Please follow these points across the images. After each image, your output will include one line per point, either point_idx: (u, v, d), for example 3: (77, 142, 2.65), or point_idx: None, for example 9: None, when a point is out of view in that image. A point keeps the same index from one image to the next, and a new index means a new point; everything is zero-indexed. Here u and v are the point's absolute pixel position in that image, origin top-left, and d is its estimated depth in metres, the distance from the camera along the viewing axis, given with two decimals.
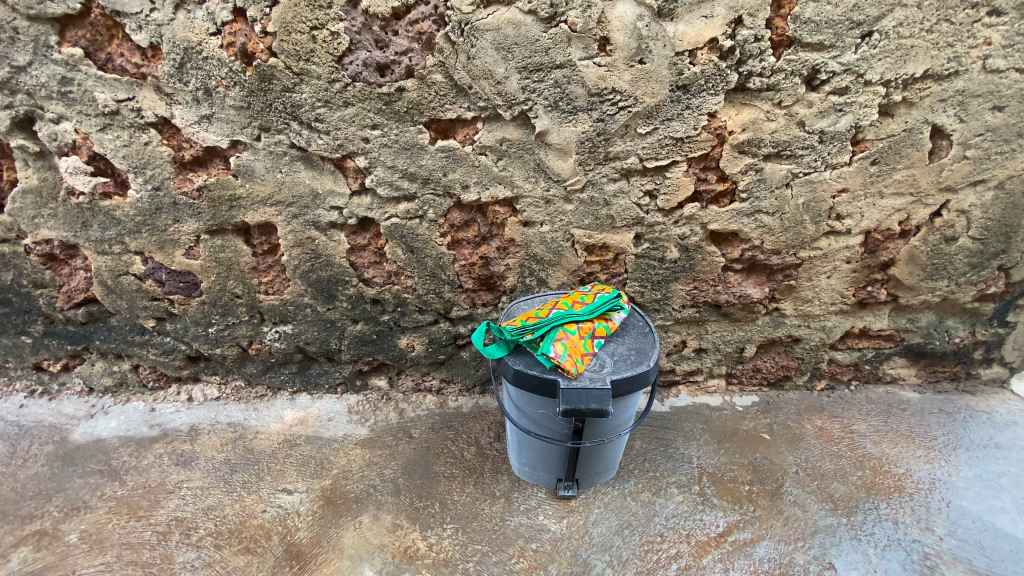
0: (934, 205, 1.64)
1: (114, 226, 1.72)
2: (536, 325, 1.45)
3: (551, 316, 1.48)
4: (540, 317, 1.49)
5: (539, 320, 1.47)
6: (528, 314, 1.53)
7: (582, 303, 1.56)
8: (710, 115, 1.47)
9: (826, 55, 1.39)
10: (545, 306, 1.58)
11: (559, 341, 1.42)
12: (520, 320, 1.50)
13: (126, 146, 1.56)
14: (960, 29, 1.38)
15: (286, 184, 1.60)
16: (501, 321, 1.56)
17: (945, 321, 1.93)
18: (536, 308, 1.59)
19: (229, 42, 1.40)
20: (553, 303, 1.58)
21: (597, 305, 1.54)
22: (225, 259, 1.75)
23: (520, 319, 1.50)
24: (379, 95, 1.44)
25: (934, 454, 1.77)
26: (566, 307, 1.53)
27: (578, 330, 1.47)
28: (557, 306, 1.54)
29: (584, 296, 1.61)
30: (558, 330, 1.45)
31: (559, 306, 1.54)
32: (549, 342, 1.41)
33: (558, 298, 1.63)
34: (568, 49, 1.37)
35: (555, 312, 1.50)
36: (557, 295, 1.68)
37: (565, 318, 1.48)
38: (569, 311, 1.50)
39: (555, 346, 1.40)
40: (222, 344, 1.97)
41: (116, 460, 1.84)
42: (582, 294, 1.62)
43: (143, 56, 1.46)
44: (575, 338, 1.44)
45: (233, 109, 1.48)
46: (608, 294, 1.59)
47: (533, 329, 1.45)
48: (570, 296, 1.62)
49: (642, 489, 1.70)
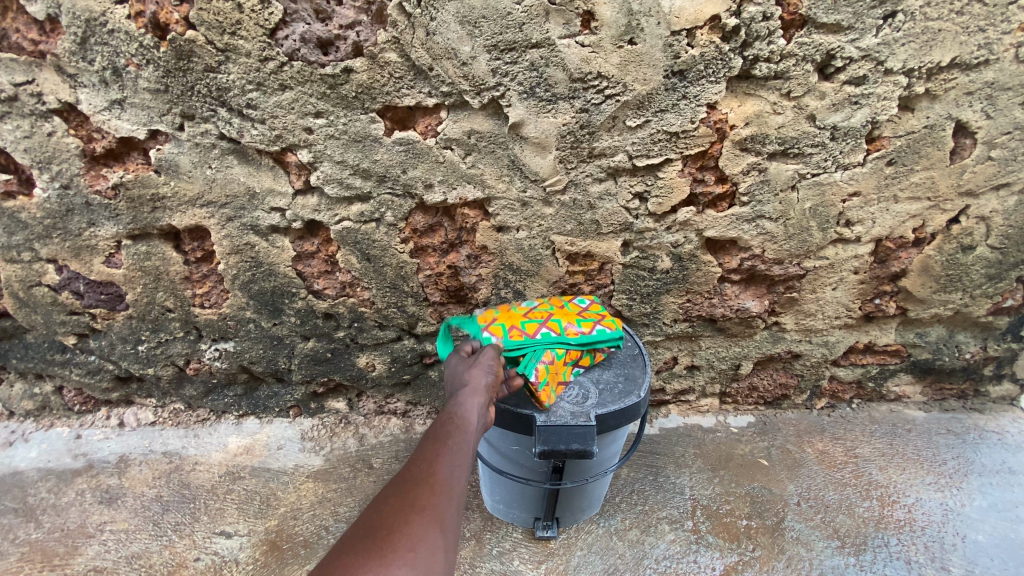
0: (952, 211, 1.48)
1: (20, 230, 1.47)
2: (517, 344, 1.21)
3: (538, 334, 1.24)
4: (525, 335, 1.24)
5: (521, 338, 1.23)
6: (512, 318, 1.30)
7: (577, 325, 1.29)
8: (710, 106, 1.28)
9: (843, 39, 1.21)
10: (531, 314, 1.32)
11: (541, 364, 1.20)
12: (498, 330, 1.25)
13: (27, 137, 1.33)
14: (992, 11, 1.21)
15: (218, 181, 1.36)
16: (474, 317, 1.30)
17: (955, 335, 1.77)
18: (523, 307, 1.36)
19: (138, 11, 1.16)
20: (543, 314, 1.32)
21: (594, 337, 1.27)
22: (153, 267, 1.52)
23: (499, 329, 1.25)
24: (323, 76, 1.21)
25: (945, 481, 1.62)
26: (559, 323, 1.29)
27: (565, 355, 1.24)
28: (548, 322, 1.28)
29: (581, 313, 1.34)
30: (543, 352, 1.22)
31: (550, 323, 1.28)
32: (531, 363, 1.18)
33: (548, 306, 1.37)
34: (545, 25, 1.17)
35: (543, 333, 1.24)
36: (547, 300, 1.41)
37: (553, 343, 1.23)
38: (560, 336, 1.25)
39: (535, 370, 1.18)
40: (155, 363, 1.72)
41: (32, 497, 1.61)
42: (577, 311, 1.36)
43: (40, 31, 1.22)
44: (559, 363, 1.22)
45: (148, 92, 1.24)
46: (609, 325, 1.31)
47: (513, 348, 1.21)
48: (563, 309, 1.35)
49: (629, 527, 1.52)
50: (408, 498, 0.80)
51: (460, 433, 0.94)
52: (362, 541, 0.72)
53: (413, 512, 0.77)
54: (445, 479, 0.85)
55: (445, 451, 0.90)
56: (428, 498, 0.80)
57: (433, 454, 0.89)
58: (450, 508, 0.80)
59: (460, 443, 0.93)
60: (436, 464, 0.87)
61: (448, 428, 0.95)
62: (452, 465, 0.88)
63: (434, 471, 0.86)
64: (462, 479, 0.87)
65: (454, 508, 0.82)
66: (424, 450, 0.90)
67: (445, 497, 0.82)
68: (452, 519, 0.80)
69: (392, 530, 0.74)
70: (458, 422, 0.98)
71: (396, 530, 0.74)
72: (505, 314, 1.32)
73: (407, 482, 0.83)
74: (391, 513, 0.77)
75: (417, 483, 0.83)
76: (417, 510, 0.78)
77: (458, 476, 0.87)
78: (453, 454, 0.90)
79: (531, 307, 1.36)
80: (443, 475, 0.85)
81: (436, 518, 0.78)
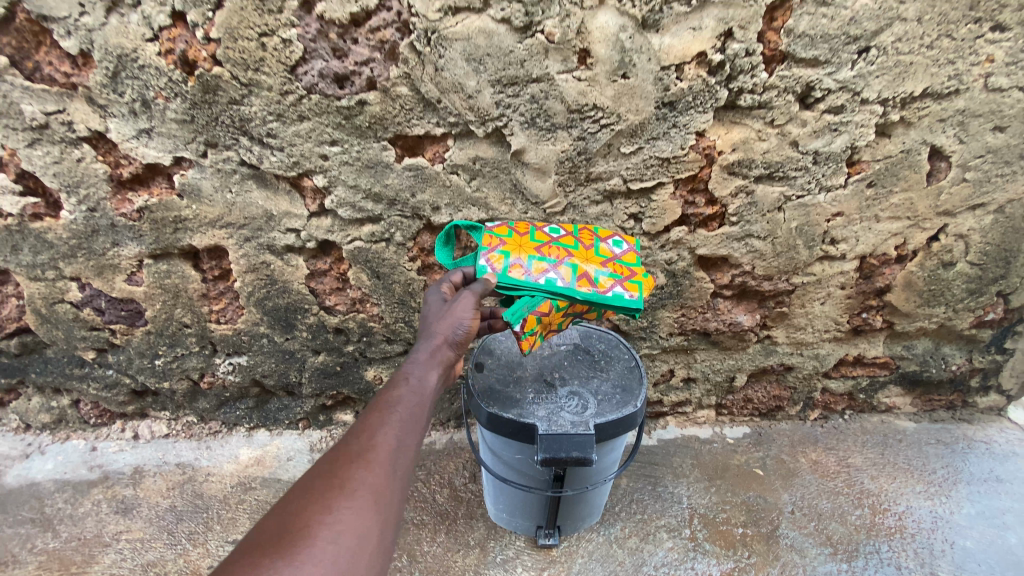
0: (932, 230, 1.56)
1: (47, 250, 1.55)
2: (516, 284, 1.17)
3: (543, 281, 1.18)
4: (529, 276, 1.19)
5: (523, 279, 1.18)
6: (526, 249, 1.24)
7: (592, 280, 1.22)
8: (699, 133, 1.37)
9: (821, 72, 1.30)
10: (546, 250, 1.25)
11: (532, 313, 1.21)
12: (503, 259, 1.20)
13: (57, 163, 1.41)
14: (961, 45, 1.29)
15: (237, 205, 1.44)
16: (485, 234, 1.25)
17: (941, 348, 1.83)
18: (542, 237, 1.29)
19: (167, 49, 1.24)
20: (561, 255, 1.25)
21: (607, 299, 1.19)
22: (172, 285, 1.60)
23: (504, 260, 1.20)
24: (338, 108, 1.30)
25: (934, 490, 1.67)
26: (572, 272, 1.22)
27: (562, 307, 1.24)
28: (560, 268, 1.22)
29: (603, 265, 1.26)
30: (540, 300, 1.21)
31: (562, 269, 1.22)
32: (520, 309, 1.18)
33: (571, 245, 1.29)
34: (545, 61, 1.25)
35: (549, 279, 1.19)
36: (575, 235, 1.33)
37: (555, 294, 1.19)
38: (567, 287, 1.19)
39: (523, 317, 1.20)
40: (171, 377, 1.79)
41: (49, 507, 1.66)
42: (602, 259, 1.28)
43: (73, 65, 1.30)
44: (552, 314, 1.25)
45: (175, 122, 1.33)
46: (629, 290, 1.22)
47: (511, 286, 1.18)
48: (586, 253, 1.28)
49: (629, 535, 1.58)
50: (337, 474, 0.72)
51: (405, 405, 0.87)
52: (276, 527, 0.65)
53: (342, 492, 0.70)
54: (387, 452, 0.78)
55: (390, 420, 0.83)
56: (362, 476, 0.73)
57: (377, 423, 0.82)
58: (385, 488, 0.73)
59: (404, 416, 0.85)
60: (378, 435, 0.79)
61: (398, 394, 0.89)
62: (398, 436, 0.81)
63: (371, 446, 0.77)
64: (409, 451, 0.81)
65: (396, 483, 0.75)
66: (364, 424, 0.82)
67: (385, 473, 0.75)
68: (386, 502, 0.72)
69: (306, 522, 0.65)
70: (411, 388, 0.91)
71: (317, 514, 0.66)
72: (519, 242, 1.26)
73: (340, 454, 0.76)
74: (316, 492, 0.69)
75: (350, 458, 0.75)
76: (341, 494, 0.70)
77: (404, 447, 0.80)
78: (394, 428, 0.82)
79: (552, 239, 1.29)
80: (383, 447, 0.78)
81: (365, 503, 0.70)
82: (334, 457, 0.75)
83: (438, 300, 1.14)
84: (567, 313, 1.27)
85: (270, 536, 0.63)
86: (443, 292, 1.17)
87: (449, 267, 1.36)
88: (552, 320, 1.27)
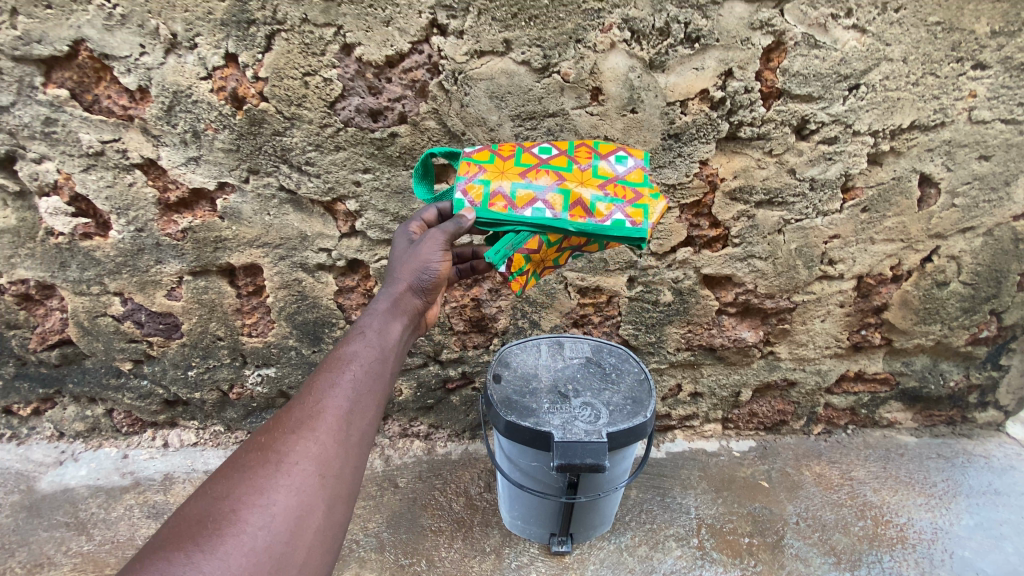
0: (925, 251, 1.65)
1: (94, 267, 1.67)
2: (497, 219, 1.15)
3: (528, 215, 1.14)
4: (512, 210, 1.15)
5: (505, 213, 1.15)
6: (511, 178, 1.18)
7: (587, 208, 1.15)
8: (703, 162, 1.47)
9: (815, 106, 1.41)
10: (533, 175, 1.18)
11: (519, 252, 1.16)
12: (482, 191, 1.17)
13: (109, 187, 1.53)
14: (945, 82, 1.40)
15: (274, 226, 1.56)
16: (463, 161, 1.21)
17: (939, 364, 1.90)
18: (532, 159, 1.22)
19: (220, 86, 1.37)
20: (551, 179, 1.18)
21: (602, 230, 1.13)
22: (209, 300, 1.70)
23: (484, 191, 1.16)
24: (372, 140, 1.42)
25: (934, 502, 1.72)
26: (563, 202, 1.16)
27: (557, 242, 1.18)
28: (548, 196, 1.16)
29: (601, 187, 1.17)
30: (526, 236, 1.16)
31: (551, 198, 1.16)
32: (503, 249, 1.14)
33: (563, 165, 1.20)
34: (560, 98, 1.38)
35: (536, 212, 1.15)
36: (571, 153, 1.23)
37: (542, 228, 1.15)
38: (556, 220, 1.14)
39: (509, 258, 1.15)
40: (202, 388, 1.89)
41: (84, 511, 1.75)
42: (602, 179, 1.19)
43: (131, 99, 1.43)
44: (545, 251, 1.19)
45: (221, 151, 1.45)
46: (632, 217, 1.14)
47: (493, 221, 1.15)
48: (582, 175, 1.19)
49: (639, 543, 1.64)
50: (271, 449, 0.79)
51: (352, 367, 0.90)
52: (215, 506, 0.73)
53: (281, 467, 0.77)
54: (332, 419, 0.83)
55: (339, 382, 0.87)
56: (303, 447, 0.79)
57: (324, 386, 0.86)
58: (323, 457, 0.80)
59: (351, 377, 0.88)
60: (324, 401, 0.84)
61: (350, 353, 0.92)
62: (345, 401, 0.85)
63: (311, 416, 0.82)
64: (357, 414, 0.85)
65: (338, 450, 0.81)
66: (310, 390, 0.86)
67: (329, 443, 0.81)
68: (325, 471, 0.79)
69: (234, 505, 0.73)
70: (364, 344, 0.94)
71: (249, 491, 0.74)
72: (503, 167, 1.20)
73: (284, 424, 0.82)
74: (255, 468, 0.77)
75: (287, 431, 0.81)
76: (268, 473, 0.76)
77: (350, 410, 0.85)
78: (338, 391, 0.86)
79: (543, 161, 1.21)
80: (323, 415, 0.83)
81: (298, 476, 0.77)
82: (279, 426, 0.82)
83: (405, 240, 1.13)
84: (563, 248, 1.21)
85: (208, 515, 0.72)
86: (411, 231, 1.16)
87: (427, 202, 1.33)
88: (545, 257, 1.21)
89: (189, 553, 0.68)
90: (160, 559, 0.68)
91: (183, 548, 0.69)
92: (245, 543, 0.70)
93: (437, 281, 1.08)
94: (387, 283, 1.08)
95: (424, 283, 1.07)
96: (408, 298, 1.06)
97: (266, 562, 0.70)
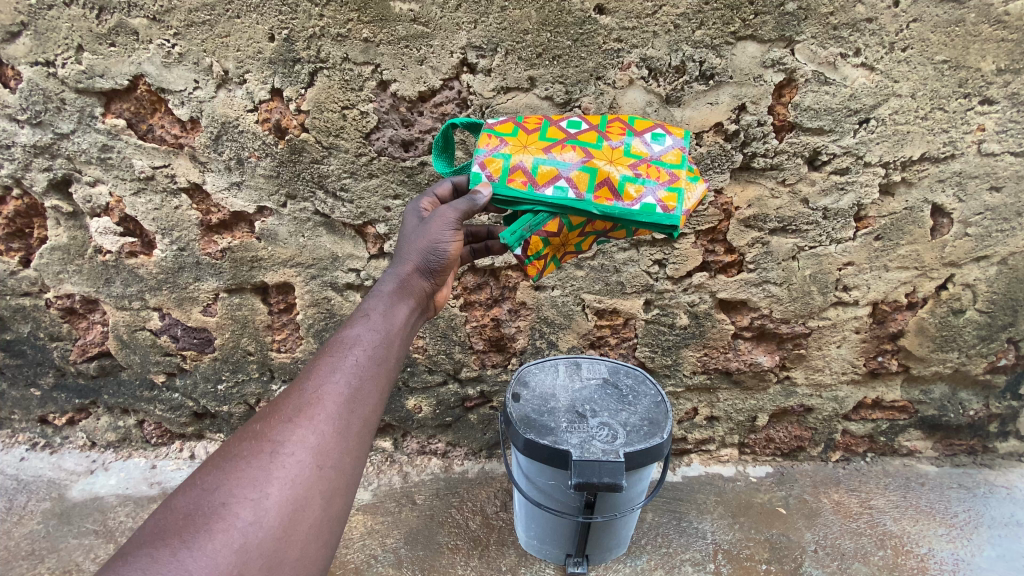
0: (939, 279, 1.67)
1: (136, 283, 1.77)
2: (515, 196, 1.15)
3: (550, 194, 1.14)
4: (531, 186, 1.15)
5: (524, 190, 1.15)
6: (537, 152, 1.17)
7: (615, 189, 1.14)
8: (717, 191, 1.53)
9: (826, 139, 1.47)
10: (559, 151, 1.17)
11: (537, 234, 1.18)
12: (503, 165, 1.17)
13: (156, 210, 1.64)
14: (953, 116, 1.45)
15: (308, 247, 1.65)
16: (486, 134, 1.21)
17: (958, 392, 1.89)
18: (562, 133, 1.20)
19: (265, 118, 1.48)
20: (578, 156, 1.16)
21: (630, 214, 1.13)
22: (241, 316, 1.79)
23: (504, 165, 1.16)
24: (403, 168, 1.51)
25: (956, 533, 1.70)
26: (590, 181, 1.14)
27: (581, 227, 1.19)
28: (573, 173, 1.15)
29: (633, 167, 1.15)
30: (545, 218, 1.17)
31: (575, 175, 1.15)
32: (520, 230, 1.16)
33: (593, 142, 1.19)
34: None
35: (558, 189, 1.14)
36: (602, 128, 1.21)
37: (565, 210, 1.16)
38: (579, 201, 1.14)
39: (526, 241, 1.17)
40: (230, 402, 1.96)
41: (112, 520, 1.81)
42: (634, 159, 1.16)
43: (182, 129, 1.54)
44: (567, 234, 1.20)
45: (262, 177, 1.55)
46: (665, 202, 1.12)
47: (510, 198, 1.16)
48: (612, 152, 1.17)
49: (654, 567, 1.64)
50: (266, 438, 0.80)
51: (352, 352, 0.92)
52: (205, 501, 0.74)
53: (276, 458, 0.78)
54: (332, 407, 0.85)
55: (339, 369, 0.89)
56: (299, 437, 0.80)
57: (325, 372, 0.88)
58: (320, 445, 0.81)
59: (350, 363, 0.90)
60: (323, 388, 0.86)
61: (353, 338, 0.94)
62: (344, 389, 0.87)
63: (309, 404, 0.84)
64: (358, 401, 0.87)
65: (336, 439, 0.83)
66: (308, 375, 0.88)
67: (327, 432, 0.82)
68: (321, 460, 0.80)
69: (226, 497, 0.74)
70: (367, 329, 0.96)
71: (240, 483, 0.76)
72: (527, 141, 1.19)
73: (281, 412, 0.83)
74: (249, 460, 0.78)
75: (283, 419, 0.82)
76: (262, 463, 0.77)
77: (349, 397, 0.87)
78: (336, 378, 0.88)
79: (572, 135, 1.19)
80: (321, 402, 0.84)
81: (291, 468, 0.78)
82: (276, 414, 0.83)
83: (416, 217, 1.16)
84: (586, 233, 1.22)
85: (198, 510, 0.73)
86: (422, 206, 1.18)
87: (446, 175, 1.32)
88: (566, 241, 1.22)
89: (177, 549, 0.69)
90: (144, 555, 0.69)
91: (175, 540, 0.70)
92: (235, 540, 0.71)
93: (445, 263, 1.11)
94: (395, 264, 1.11)
95: (430, 266, 1.10)
96: (415, 279, 1.09)
97: (256, 558, 0.71)
